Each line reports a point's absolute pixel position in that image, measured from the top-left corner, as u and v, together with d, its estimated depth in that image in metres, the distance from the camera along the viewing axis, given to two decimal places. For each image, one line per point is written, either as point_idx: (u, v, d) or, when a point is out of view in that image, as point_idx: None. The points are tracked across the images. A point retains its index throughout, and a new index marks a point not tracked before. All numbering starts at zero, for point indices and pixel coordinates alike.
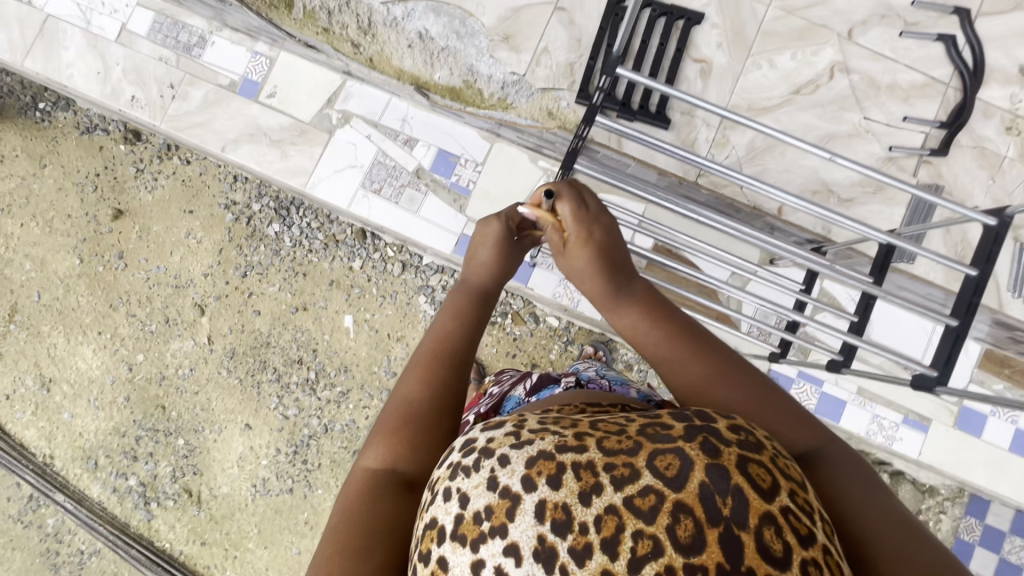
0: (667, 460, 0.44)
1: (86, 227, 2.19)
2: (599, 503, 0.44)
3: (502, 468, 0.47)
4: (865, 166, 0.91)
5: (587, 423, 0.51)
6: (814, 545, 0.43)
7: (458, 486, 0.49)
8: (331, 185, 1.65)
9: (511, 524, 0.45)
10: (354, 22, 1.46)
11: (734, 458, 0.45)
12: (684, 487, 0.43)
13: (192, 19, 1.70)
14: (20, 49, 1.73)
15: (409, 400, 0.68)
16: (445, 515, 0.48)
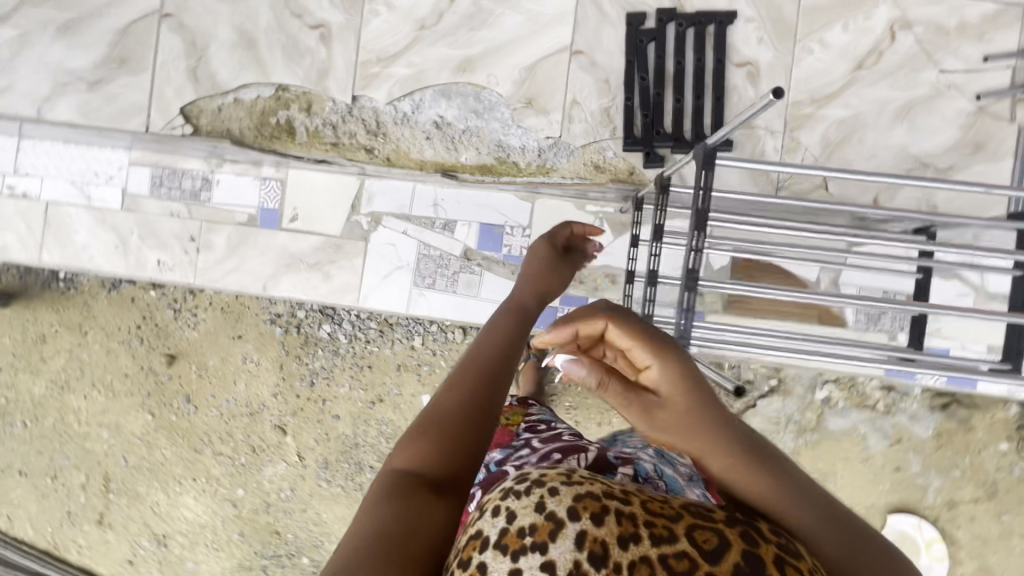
0: (706, 534, 0.41)
1: (147, 381, 2.12)
2: (636, 550, 0.40)
3: (551, 494, 0.44)
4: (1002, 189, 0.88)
5: (633, 487, 0.47)
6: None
7: (506, 503, 0.45)
8: (383, 294, 1.58)
9: (551, 543, 0.41)
10: (361, 127, 1.33)
11: (773, 553, 0.42)
12: (720, 562, 0.40)
13: (189, 163, 1.61)
14: (32, 245, 1.66)
15: (442, 419, 0.63)
16: (490, 528, 0.44)
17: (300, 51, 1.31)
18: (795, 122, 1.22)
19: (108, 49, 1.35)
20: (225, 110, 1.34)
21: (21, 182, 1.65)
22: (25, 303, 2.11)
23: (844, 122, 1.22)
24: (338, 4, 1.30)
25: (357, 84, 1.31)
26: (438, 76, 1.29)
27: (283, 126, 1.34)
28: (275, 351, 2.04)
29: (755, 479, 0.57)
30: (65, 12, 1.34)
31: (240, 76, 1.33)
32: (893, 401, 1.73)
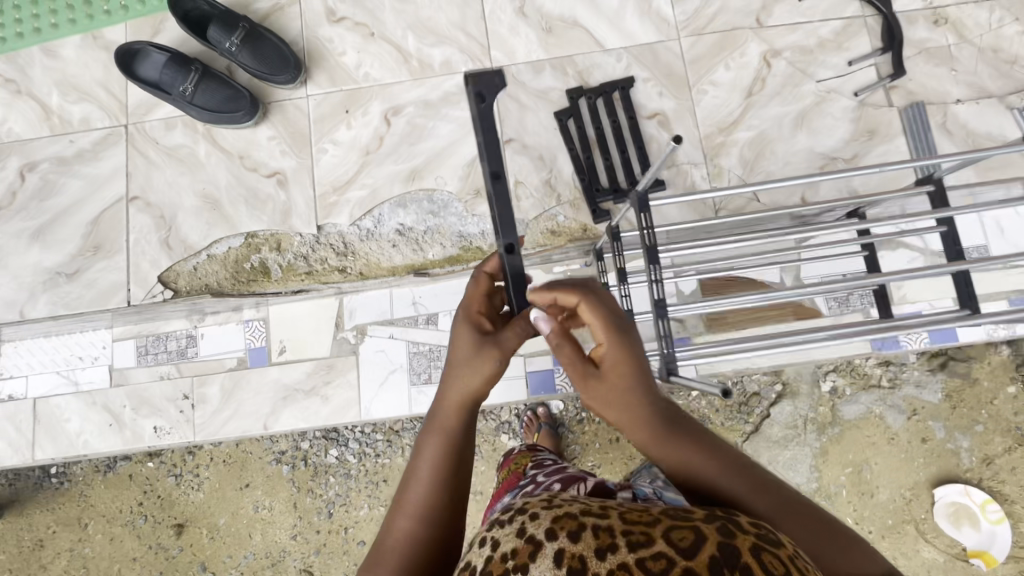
0: (681, 533, 0.46)
1: (161, 557, 2.07)
2: (613, 559, 0.45)
3: (533, 523, 0.52)
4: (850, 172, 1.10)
5: (619, 507, 0.54)
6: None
7: (495, 535, 0.53)
8: (383, 402, 1.59)
9: (531, 564, 0.47)
10: (332, 252, 1.43)
11: (749, 543, 0.46)
12: (695, 556, 0.44)
13: (172, 325, 1.66)
14: (25, 445, 1.63)
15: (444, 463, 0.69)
16: (479, 557, 0.52)
17: (260, 198, 1.42)
18: (712, 151, 1.37)
19: (82, 241, 1.44)
20: (201, 267, 1.42)
21: (6, 386, 1.66)
22: (61, 496, 2.08)
23: (754, 141, 1.37)
24: (288, 151, 1.43)
25: (320, 214, 1.42)
26: (391, 190, 1.41)
27: (258, 268, 1.43)
28: (288, 489, 2.05)
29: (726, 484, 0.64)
30: (38, 219, 1.45)
31: (210, 235, 1.42)
32: (896, 375, 1.78)
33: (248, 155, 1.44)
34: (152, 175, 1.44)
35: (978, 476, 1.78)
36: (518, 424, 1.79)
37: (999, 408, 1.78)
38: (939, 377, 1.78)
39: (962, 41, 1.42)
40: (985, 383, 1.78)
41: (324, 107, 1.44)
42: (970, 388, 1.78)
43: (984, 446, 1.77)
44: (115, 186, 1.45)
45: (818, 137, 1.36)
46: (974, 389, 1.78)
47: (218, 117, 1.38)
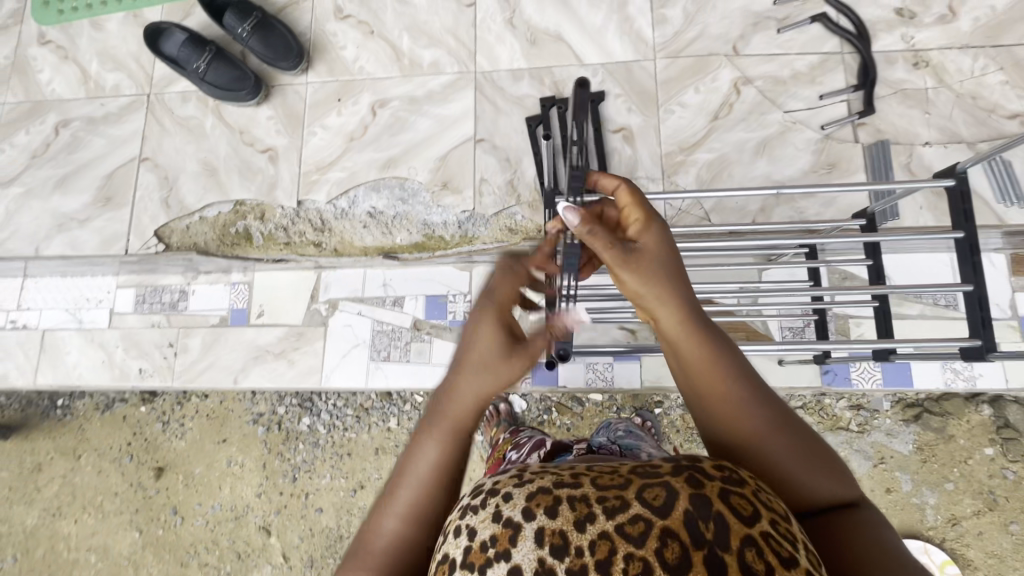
0: (653, 491, 0.44)
1: (136, 496, 2.18)
2: (593, 530, 0.43)
3: (506, 502, 0.48)
4: (804, 187, 1.14)
5: (584, 467, 0.52)
6: (800, 568, 0.41)
7: (467, 521, 0.49)
8: (343, 372, 1.70)
9: (514, 549, 0.44)
10: (309, 226, 1.55)
11: (717, 489, 0.45)
12: (670, 515, 0.43)
13: (169, 279, 1.82)
14: (29, 369, 1.82)
15: (454, 460, 0.63)
16: (455, 549, 0.48)
17: (253, 170, 1.56)
18: (670, 169, 1.43)
19: (96, 192, 1.61)
20: (192, 227, 1.57)
21: (22, 316, 1.85)
22: (59, 425, 2.26)
23: (713, 163, 1.42)
24: (282, 131, 1.57)
25: (301, 190, 1.54)
26: (367, 175, 1.53)
27: (242, 233, 1.56)
28: (260, 450, 2.13)
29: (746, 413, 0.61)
30: (63, 169, 1.64)
31: (204, 198, 1.57)
32: (866, 419, 1.73)
33: (247, 131, 1.58)
34: (163, 140, 1.61)
35: (941, 536, 1.67)
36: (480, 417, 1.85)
37: (974, 469, 1.69)
38: (911, 428, 1.72)
39: (942, 85, 1.41)
40: (961, 441, 1.70)
41: (319, 94, 1.58)
42: (944, 443, 1.70)
43: (952, 506, 1.68)
44: (131, 147, 1.62)
45: (776, 165, 1.40)
46: (948, 445, 1.70)
47: (225, 95, 1.54)
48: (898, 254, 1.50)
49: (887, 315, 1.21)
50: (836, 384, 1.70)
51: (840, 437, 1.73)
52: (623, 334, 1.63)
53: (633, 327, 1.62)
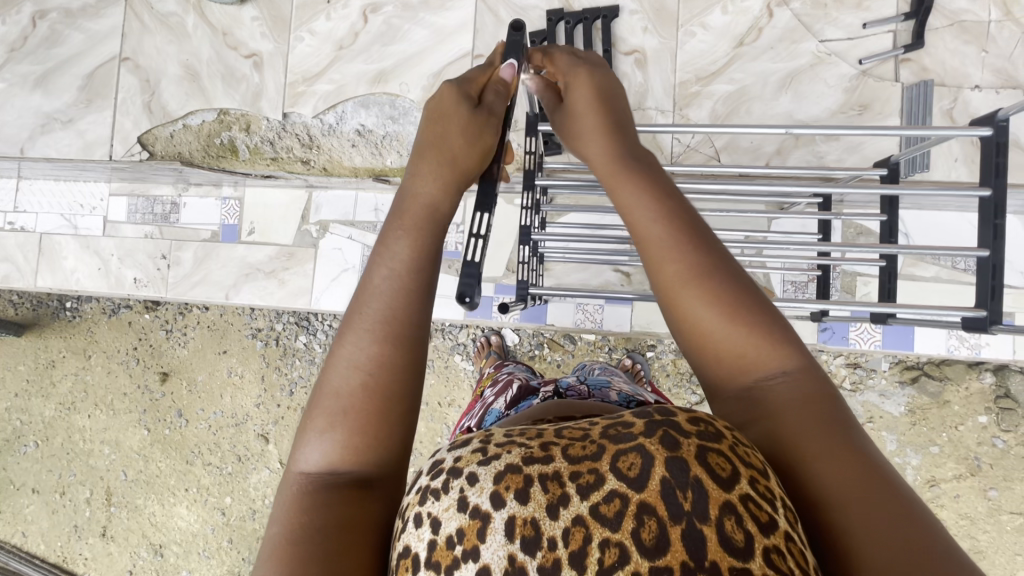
0: (629, 460, 0.41)
1: (143, 398, 2.28)
2: (566, 516, 0.40)
3: (471, 487, 0.43)
4: (823, 128, 1.01)
5: (553, 429, 0.47)
6: (777, 532, 0.40)
7: (429, 509, 0.44)
8: (332, 295, 1.68)
9: (482, 545, 0.41)
10: (296, 141, 1.48)
11: (695, 449, 0.42)
12: (646, 486, 0.40)
13: (160, 189, 1.79)
14: (29, 272, 1.85)
15: (394, 314, 0.56)
16: (418, 542, 0.44)
17: (236, 77, 1.46)
18: (682, 101, 1.30)
19: (78, 92, 1.54)
20: (176, 135, 1.51)
21: (19, 218, 1.86)
22: (69, 326, 2.34)
23: (731, 96, 1.29)
24: (267, 35, 1.46)
25: (287, 101, 1.45)
26: (356, 89, 1.42)
27: (226, 145, 1.50)
28: (259, 363, 2.17)
29: (679, 259, 0.57)
30: (43, 66, 1.56)
31: (186, 105, 1.49)
32: (860, 378, 1.70)
33: (230, 34, 1.46)
34: (144, 39, 1.51)
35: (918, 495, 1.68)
36: (471, 346, 1.88)
37: (963, 434, 1.66)
38: (906, 390, 1.69)
39: (1008, 18, 1.23)
40: (954, 406, 1.67)
41: None
42: (937, 407, 1.67)
43: (933, 468, 1.67)
44: (111, 44, 1.53)
45: (802, 104, 1.27)
46: (941, 409, 1.67)
47: None
48: (922, 211, 1.39)
49: (892, 276, 1.14)
50: (832, 343, 1.61)
51: None
52: (618, 276, 1.57)
53: (628, 270, 1.56)
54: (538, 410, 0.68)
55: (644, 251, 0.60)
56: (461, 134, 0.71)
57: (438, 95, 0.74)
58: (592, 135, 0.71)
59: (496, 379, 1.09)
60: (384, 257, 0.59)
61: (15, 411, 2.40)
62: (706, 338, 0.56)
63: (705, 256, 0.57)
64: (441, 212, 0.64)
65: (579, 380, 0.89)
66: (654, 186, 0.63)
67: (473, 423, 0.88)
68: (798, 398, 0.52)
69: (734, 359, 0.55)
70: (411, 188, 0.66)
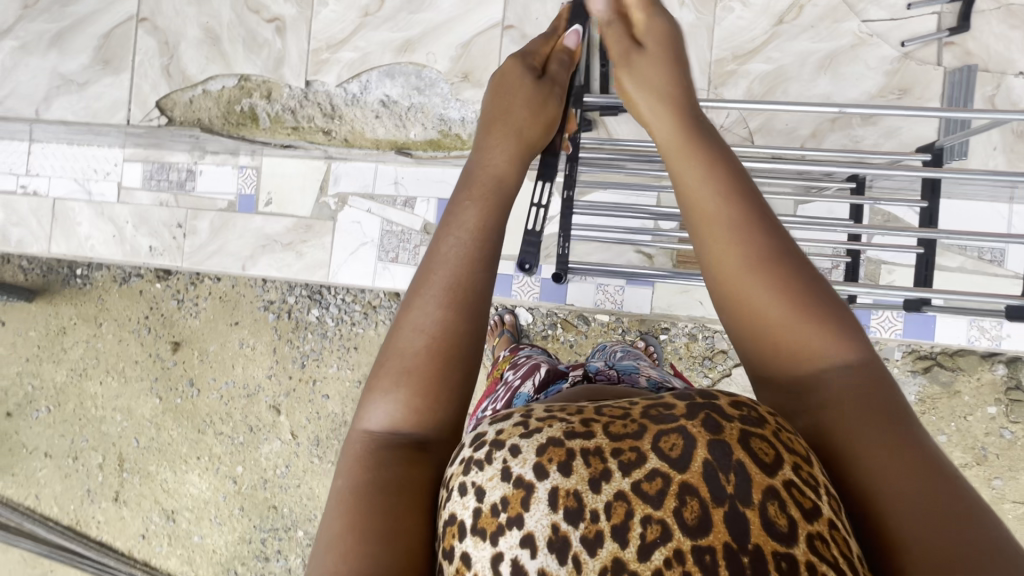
0: (671, 440, 0.41)
1: (155, 366, 2.29)
2: (608, 490, 0.40)
3: (514, 458, 0.43)
4: (871, 108, 0.99)
5: (592, 407, 0.46)
6: (821, 518, 0.39)
7: (472, 479, 0.44)
8: (350, 269, 1.67)
9: (526, 513, 0.41)
10: (318, 111, 1.45)
11: (738, 434, 0.41)
12: (688, 467, 0.40)
13: (175, 157, 1.76)
14: (42, 237, 1.83)
15: (463, 280, 0.55)
16: (463, 510, 0.43)
17: (258, 43, 1.42)
18: (717, 80, 1.27)
19: (94, 53, 1.51)
20: (196, 101, 1.48)
21: (32, 182, 1.83)
22: (80, 293, 2.33)
23: (768, 76, 1.26)
24: None
25: (310, 69, 1.42)
26: (381, 58, 1.39)
27: (247, 113, 1.47)
28: (271, 335, 2.18)
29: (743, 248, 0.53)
30: (57, 24, 1.51)
31: (207, 70, 1.45)
32: None
33: None
34: None
35: None
36: None
37: (971, 425, 1.68)
38: (918, 379, 1.69)
39: None
40: (965, 397, 1.68)
41: None
42: (948, 397, 1.68)
43: None
44: (128, 3, 1.48)
45: (840, 86, 1.24)
46: (951, 399, 1.68)
47: None
48: (951, 200, 1.37)
49: (929, 264, 1.14)
50: None
51: None
52: (639, 258, 1.56)
53: (650, 253, 1.55)
54: (572, 393, 0.67)
55: (702, 232, 0.56)
56: (531, 112, 0.72)
57: (506, 69, 0.75)
58: (656, 109, 0.67)
59: (517, 360, 1.10)
60: (454, 224, 0.58)
61: (26, 375, 2.41)
62: (764, 318, 0.51)
63: (774, 246, 0.53)
64: (507, 179, 0.64)
65: (607, 365, 0.88)
66: (717, 169, 0.58)
67: (498, 405, 0.88)
68: (860, 392, 0.48)
69: (796, 353, 0.50)
70: (483, 158, 0.65)
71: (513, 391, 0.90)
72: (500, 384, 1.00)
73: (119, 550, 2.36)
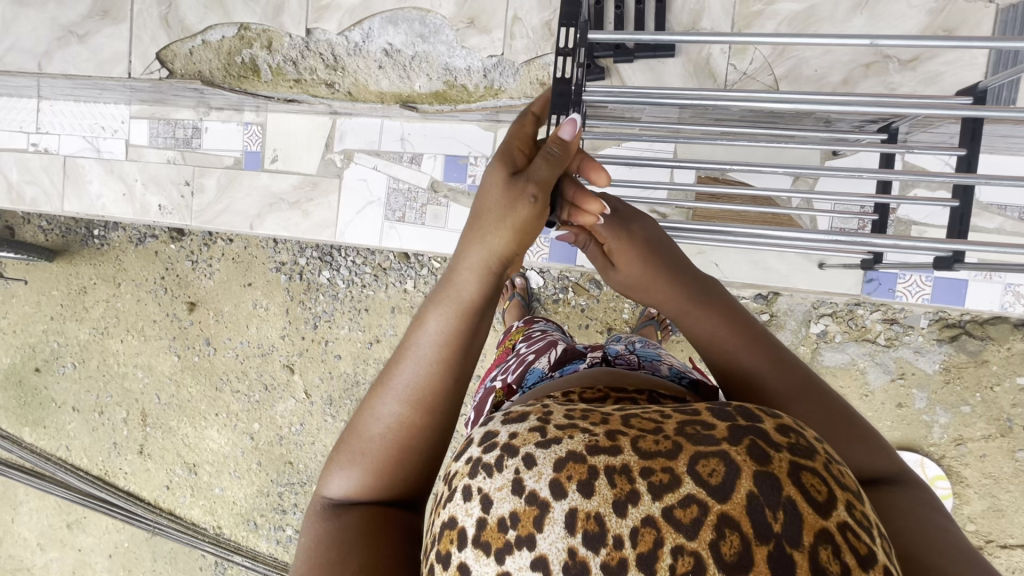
0: (710, 466, 0.37)
1: (172, 326, 2.33)
2: (636, 515, 0.37)
3: (528, 470, 0.40)
4: (912, 38, 0.89)
5: (619, 416, 0.43)
6: (877, 566, 0.35)
7: (479, 484, 0.41)
8: (357, 228, 1.65)
9: (539, 535, 0.38)
10: (320, 62, 1.39)
11: (787, 466, 0.37)
12: (730, 498, 0.36)
13: (180, 113, 1.73)
14: (56, 196, 1.84)
15: (425, 382, 0.55)
16: (466, 517, 0.41)
17: None
18: (742, 22, 1.18)
19: (93, 3, 1.47)
20: (196, 52, 1.44)
21: (42, 140, 1.83)
22: (99, 253, 2.36)
23: (797, 17, 1.16)
24: None
25: (311, 16, 1.36)
26: (384, 3, 1.32)
27: (248, 64, 1.42)
28: (283, 297, 2.18)
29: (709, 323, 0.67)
30: None
31: (206, 18, 1.41)
32: (896, 334, 1.64)
33: None
34: None
35: (943, 453, 1.65)
36: None
37: (998, 396, 1.61)
38: (944, 348, 1.62)
39: None
40: (993, 366, 1.60)
41: None
42: (975, 366, 1.61)
43: (962, 428, 1.63)
44: None
45: (877, 28, 1.14)
46: (978, 369, 1.61)
47: None
48: (994, 156, 1.27)
49: (965, 218, 1.06)
50: (875, 294, 1.53)
51: (863, 349, 1.66)
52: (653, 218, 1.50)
53: (664, 212, 1.48)
54: (592, 376, 0.64)
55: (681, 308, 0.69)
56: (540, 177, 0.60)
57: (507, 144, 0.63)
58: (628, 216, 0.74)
59: (530, 334, 1.07)
60: (438, 297, 0.57)
61: (51, 333, 2.48)
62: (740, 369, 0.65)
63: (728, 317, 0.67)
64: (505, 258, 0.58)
65: (627, 347, 0.80)
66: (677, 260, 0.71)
67: (510, 378, 0.85)
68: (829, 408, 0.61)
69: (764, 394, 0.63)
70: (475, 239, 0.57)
71: (526, 365, 0.86)
72: (511, 356, 0.98)
73: (146, 500, 2.47)
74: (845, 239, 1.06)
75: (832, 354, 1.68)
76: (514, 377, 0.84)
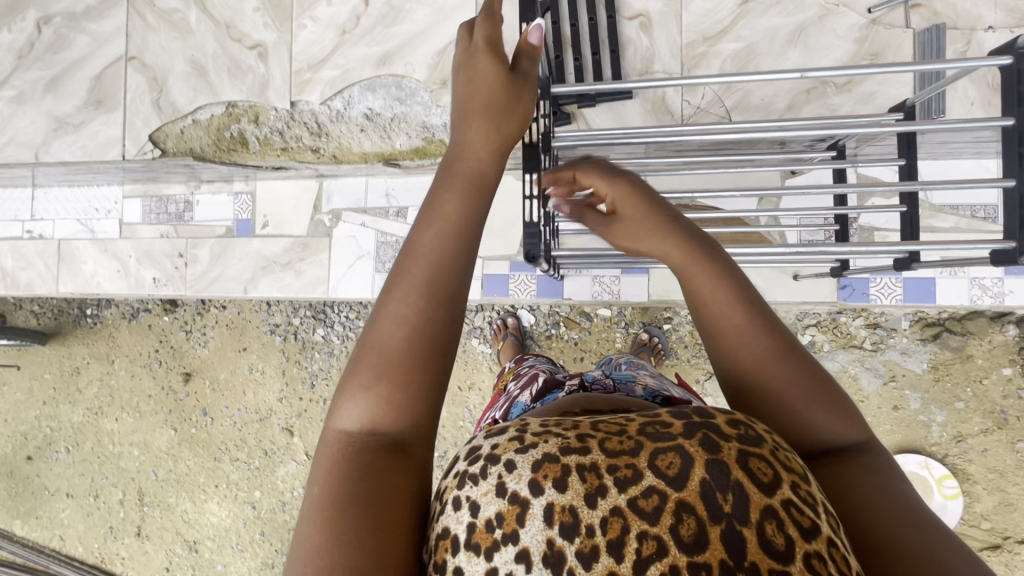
0: (668, 458, 0.39)
1: (167, 399, 2.31)
2: (604, 505, 0.38)
3: (509, 473, 0.42)
4: (840, 67, 0.99)
5: (589, 420, 0.45)
6: (820, 537, 0.38)
7: (466, 493, 0.43)
8: (349, 283, 1.70)
9: (521, 530, 0.40)
10: (305, 130, 1.49)
11: (736, 453, 0.40)
12: (686, 485, 0.38)
13: (172, 189, 1.81)
14: (50, 278, 1.88)
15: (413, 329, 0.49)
16: (457, 525, 0.42)
17: (242, 69, 1.47)
18: (690, 62, 1.29)
19: (87, 95, 1.56)
20: (186, 131, 1.53)
21: (37, 226, 1.88)
22: (92, 332, 2.37)
23: (739, 54, 1.28)
24: (270, 24, 1.47)
25: (294, 90, 1.46)
26: (362, 73, 1.44)
27: (237, 138, 1.51)
28: (279, 358, 2.20)
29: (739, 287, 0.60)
30: (50, 71, 1.57)
31: (197, 100, 1.50)
32: (881, 338, 1.69)
33: (234, 26, 1.48)
34: (148, 36, 1.52)
35: (945, 453, 1.67)
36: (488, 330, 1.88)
37: (988, 389, 1.65)
38: (928, 347, 1.67)
39: None
40: (978, 360, 1.65)
41: None
42: (960, 362, 1.66)
43: (958, 424, 1.66)
44: (115, 44, 1.54)
45: (811, 58, 1.26)
46: (964, 364, 1.66)
47: None
48: (938, 162, 1.37)
49: (914, 219, 1.15)
50: (852, 300, 1.60)
51: (851, 355, 1.70)
52: None
53: None
54: (569, 401, 0.67)
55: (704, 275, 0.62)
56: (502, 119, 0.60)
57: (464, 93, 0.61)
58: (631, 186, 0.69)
59: (518, 373, 1.10)
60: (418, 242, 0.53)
61: (44, 418, 2.44)
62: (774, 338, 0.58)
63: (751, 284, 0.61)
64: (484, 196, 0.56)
65: (603, 374, 0.83)
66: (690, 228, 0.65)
67: (498, 415, 0.87)
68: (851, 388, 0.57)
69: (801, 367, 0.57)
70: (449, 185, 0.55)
71: (511, 401, 0.89)
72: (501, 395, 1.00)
73: None
74: (810, 248, 1.13)
75: (822, 364, 1.72)
76: (501, 414, 0.86)
